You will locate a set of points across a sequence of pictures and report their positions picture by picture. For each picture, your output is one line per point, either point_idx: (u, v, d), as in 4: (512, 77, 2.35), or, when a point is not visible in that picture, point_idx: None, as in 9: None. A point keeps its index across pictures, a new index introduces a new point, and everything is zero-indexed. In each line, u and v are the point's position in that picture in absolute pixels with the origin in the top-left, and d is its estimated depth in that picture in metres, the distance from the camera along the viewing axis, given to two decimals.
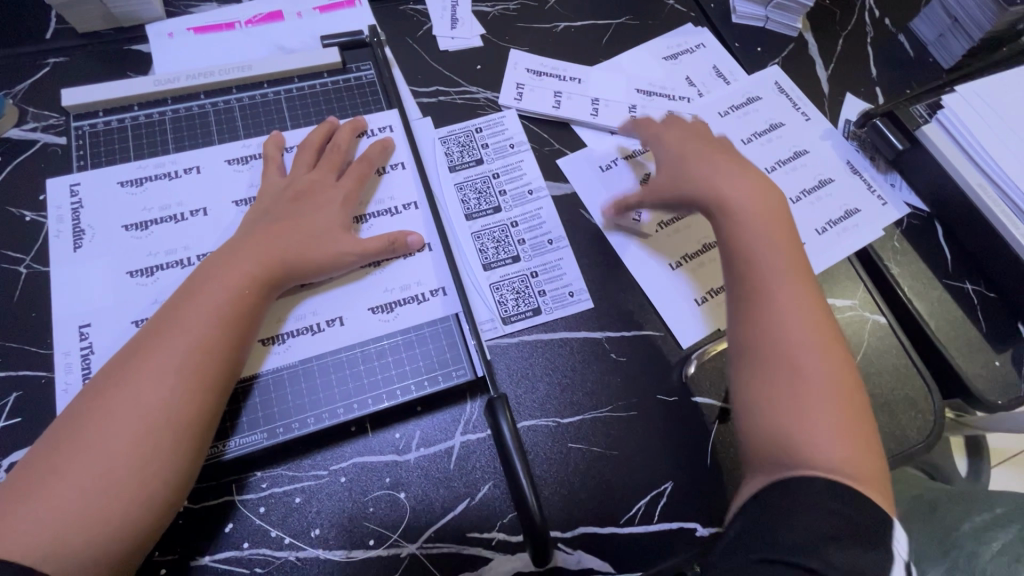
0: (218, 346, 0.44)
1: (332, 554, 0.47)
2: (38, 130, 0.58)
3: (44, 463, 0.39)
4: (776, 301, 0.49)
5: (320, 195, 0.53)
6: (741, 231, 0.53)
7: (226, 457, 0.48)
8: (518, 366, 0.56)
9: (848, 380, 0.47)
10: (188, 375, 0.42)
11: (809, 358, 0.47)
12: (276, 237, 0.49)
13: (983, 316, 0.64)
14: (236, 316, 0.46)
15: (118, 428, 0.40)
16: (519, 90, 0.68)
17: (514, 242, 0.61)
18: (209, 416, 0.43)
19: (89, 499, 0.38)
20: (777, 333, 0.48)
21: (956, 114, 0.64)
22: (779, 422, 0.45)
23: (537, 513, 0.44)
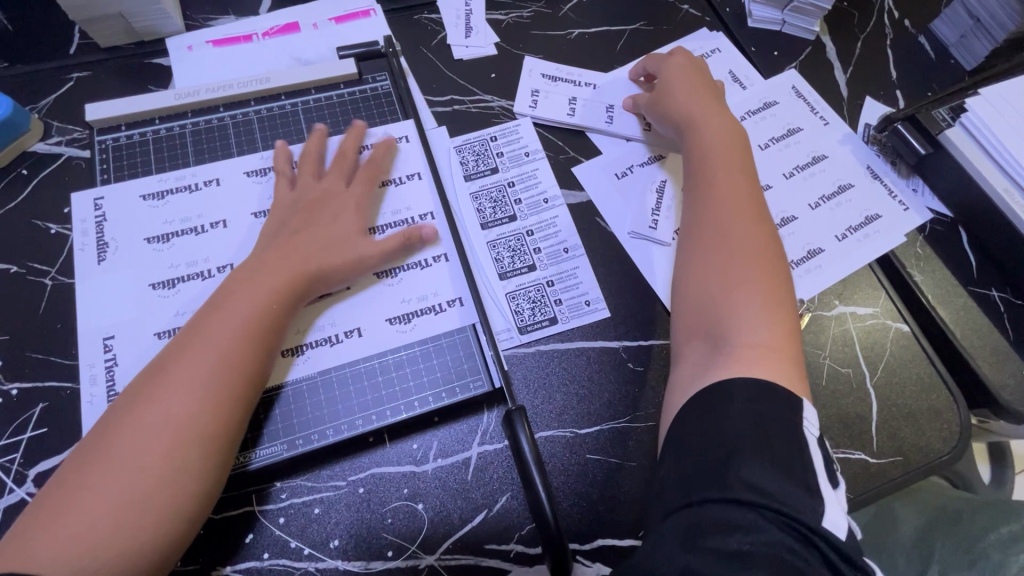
0: (242, 360, 0.44)
1: (350, 565, 0.47)
2: (63, 144, 0.60)
3: (75, 477, 0.40)
4: (722, 198, 0.55)
5: (330, 203, 0.53)
6: (704, 141, 0.59)
7: (250, 467, 0.48)
8: (535, 376, 0.56)
9: (781, 274, 0.51)
10: (214, 389, 0.43)
11: (744, 246, 0.52)
12: (295, 248, 0.50)
13: (1010, 323, 0.63)
14: (256, 328, 0.46)
15: (143, 446, 0.40)
16: (534, 97, 0.68)
17: (530, 251, 0.61)
18: (233, 432, 0.43)
19: (120, 513, 0.39)
20: (719, 224, 0.54)
21: (984, 120, 0.62)
22: (709, 296, 0.51)
23: (554, 525, 0.44)
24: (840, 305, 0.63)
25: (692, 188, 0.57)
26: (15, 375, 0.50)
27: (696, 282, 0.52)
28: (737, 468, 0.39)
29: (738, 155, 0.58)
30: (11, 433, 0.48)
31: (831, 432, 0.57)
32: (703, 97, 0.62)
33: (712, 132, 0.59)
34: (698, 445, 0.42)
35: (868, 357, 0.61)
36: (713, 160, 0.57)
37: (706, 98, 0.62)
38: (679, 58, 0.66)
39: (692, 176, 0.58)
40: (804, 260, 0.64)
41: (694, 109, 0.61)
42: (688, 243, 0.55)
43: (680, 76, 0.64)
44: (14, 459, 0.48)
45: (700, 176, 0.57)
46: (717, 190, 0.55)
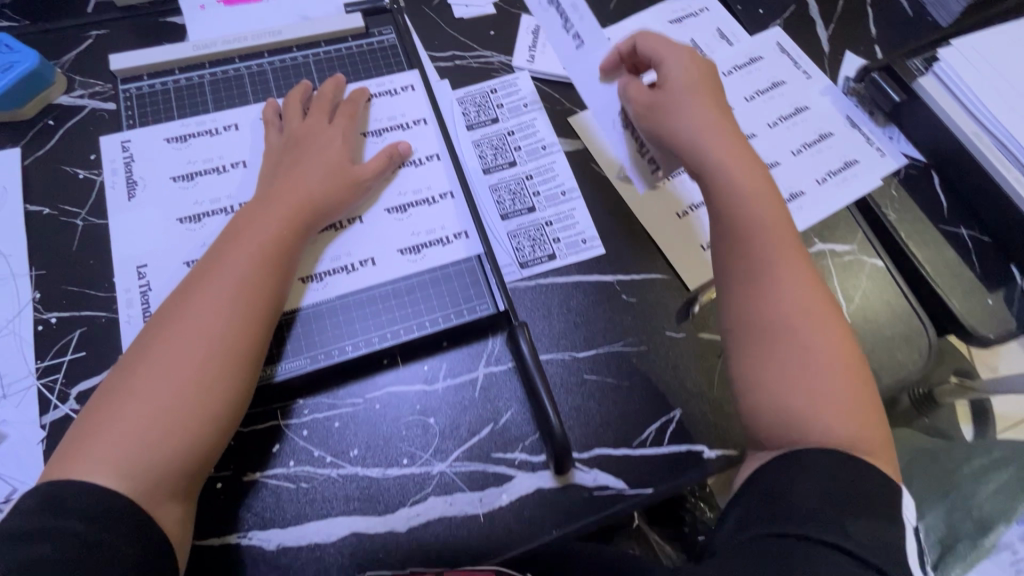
0: (265, 284, 0.48)
1: (369, 471, 0.51)
2: (86, 97, 0.63)
3: (115, 389, 0.44)
4: (780, 288, 0.51)
5: (317, 138, 0.56)
6: (743, 206, 0.53)
7: (277, 378, 0.52)
8: (536, 305, 0.60)
9: (852, 352, 0.50)
10: (241, 306, 0.47)
11: (812, 341, 0.49)
12: (296, 180, 0.53)
13: (977, 258, 0.68)
14: (277, 256, 0.50)
15: (176, 362, 0.44)
16: (531, 52, 0.71)
17: (530, 193, 0.65)
18: (260, 346, 0.47)
19: (162, 418, 0.43)
20: (780, 321, 0.50)
21: (965, 79, 0.66)
22: (789, 410, 0.48)
23: (558, 429, 0.50)
24: (820, 243, 0.67)
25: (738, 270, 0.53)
26: (54, 305, 0.54)
27: (767, 383, 0.49)
28: (823, 514, 0.41)
29: (780, 216, 0.53)
30: (53, 356, 0.52)
31: None
32: (726, 136, 0.56)
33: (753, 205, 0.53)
34: (772, 499, 0.43)
35: (845, 288, 0.65)
36: (762, 245, 0.52)
37: (726, 133, 0.56)
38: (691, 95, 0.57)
39: (742, 268, 0.52)
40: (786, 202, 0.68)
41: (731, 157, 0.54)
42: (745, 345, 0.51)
43: (699, 108, 0.56)
44: (57, 378, 0.52)
45: (751, 268, 0.52)
46: (771, 274, 0.51)
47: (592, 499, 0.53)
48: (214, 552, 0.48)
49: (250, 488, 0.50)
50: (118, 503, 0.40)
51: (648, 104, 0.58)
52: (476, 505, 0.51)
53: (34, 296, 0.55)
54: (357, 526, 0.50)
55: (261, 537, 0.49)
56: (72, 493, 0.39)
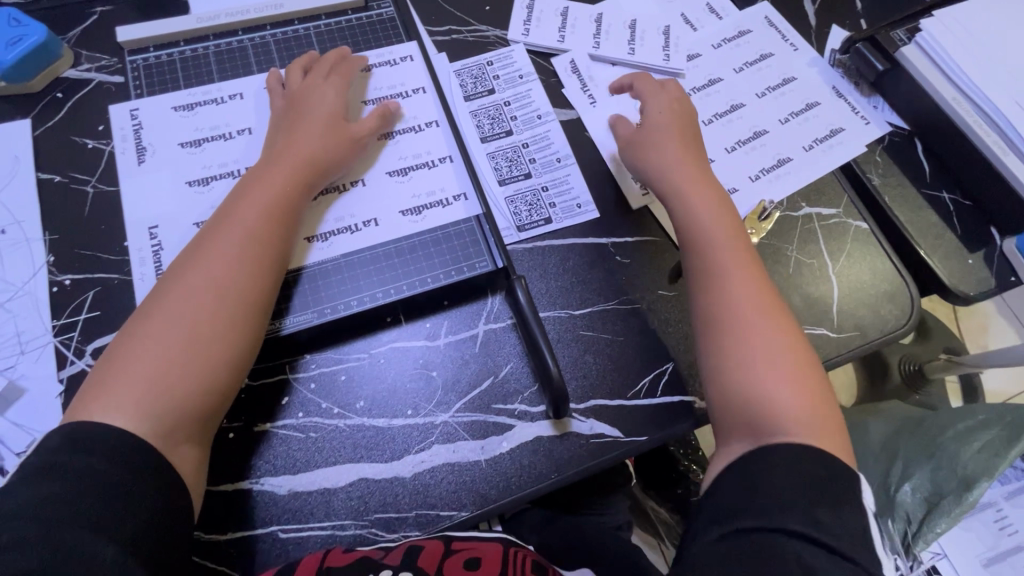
0: (270, 239, 0.51)
1: (375, 421, 0.54)
2: (92, 70, 0.64)
3: (129, 338, 0.46)
4: (737, 288, 0.55)
5: (315, 101, 0.58)
6: (698, 218, 0.58)
7: (283, 332, 0.54)
8: (534, 266, 0.62)
9: (809, 361, 0.53)
10: (247, 262, 0.49)
11: (774, 347, 0.52)
12: (298, 142, 0.55)
13: (958, 221, 0.71)
14: (281, 213, 0.52)
15: (189, 310, 0.46)
16: (526, 26, 0.73)
17: (526, 160, 0.67)
18: (266, 300, 0.49)
19: (174, 364, 0.45)
20: (745, 326, 0.53)
21: (945, 49, 0.69)
22: (745, 398, 0.51)
23: (558, 379, 0.52)
24: (807, 207, 0.70)
25: (702, 280, 0.56)
26: (67, 268, 0.56)
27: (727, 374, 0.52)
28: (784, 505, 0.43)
29: (730, 224, 0.58)
30: (68, 314, 0.54)
31: (798, 311, 0.65)
32: (687, 157, 0.62)
33: (707, 216, 0.58)
34: (738, 493, 0.46)
35: (831, 250, 0.68)
36: (717, 251, 0.57)
37: (692, 162, 0.62)
38: (658, 121, 0.64)
39: (699, 274, 0.57)
40: (773, 168, 0.70)
41: (697, 183, 0.60)
42: (712, 345, 0.54)
43: (671, 143, 0.62)
44: (73, 336, 0.54)
45: (709, 273, 0.56)
46: (736, 285, 0.55)
47: (589, 446, 0.55)
48: (228, 496, 0.51)
49: (261, 437, 0.52)
50: (137, 443, 0.42)
51: (627, 136, 0.65)
52: (478, 452, 0.54)
53: (49, 259, 0.56)
54: (364, 472, 0.52)
55: (272, 483, 0.51)
56: (95, 433, 0.41)
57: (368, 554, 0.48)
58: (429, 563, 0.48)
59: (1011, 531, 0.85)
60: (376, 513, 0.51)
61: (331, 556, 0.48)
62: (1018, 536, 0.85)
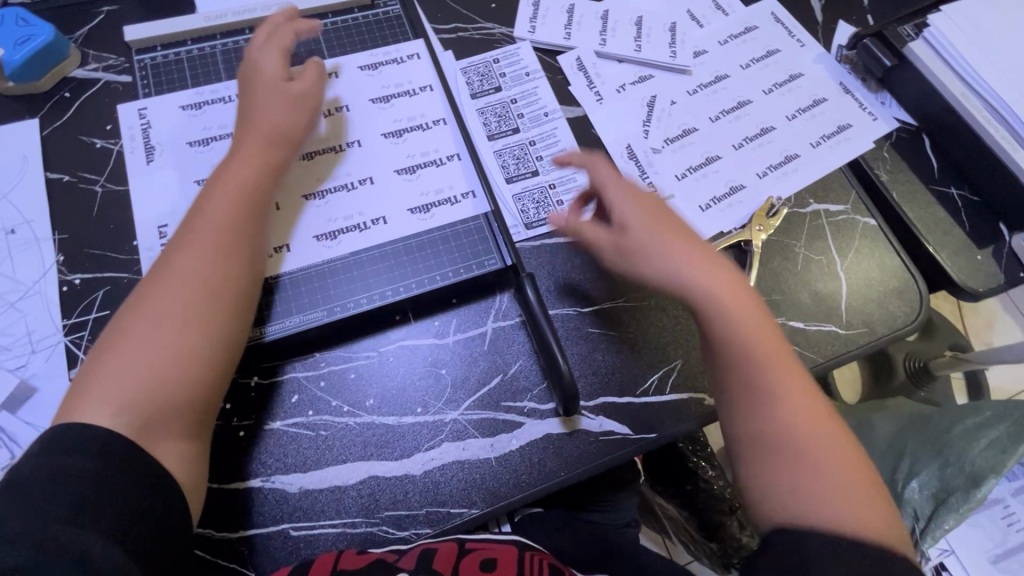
0: (241, 230, 0.50)
1: (385, 419, 0.54)
2: (100, 70, 0.64)
3: (107, 344, 0.45)
4: (768, 385, 0.51)
5: (266, 82, 0.56)
6: (718, 315, 0.52)
7: (267, 338, 0.54)
8: (542, 264, 0.62)
9: (856, 454, 0.50)
10: (216, 251, 0.48)
11: (824, 461, 0.49)
12: (258, 126, 0.54)
13: (966, 216, 0.70)
14: (252, 203, 0.52)
15: (164, 306, 0.46)
16: (532, 23, 0.73)
17: (533, 158, 0.67)
18: (241, 284, 0.49)
19: (154, 360, 0.44)
20: (793, 443, 0.49)
21: (953, 44, 0.68)
22: (791, 498, 0.48)
23: (568, 376, 0.53)
24: (814, 203, 0.69)
25: (738, 393, 0.51)
26: (77, 267, 0.56)
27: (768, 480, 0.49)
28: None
29: (752, 315, 0.52)
30: (79, 314, 0.55)
31: (806, 308, 0.65)
32: (686, 237, 0.55)
33: (730, 311, 0.52)
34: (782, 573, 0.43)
35: (839, 246, 0.68)
36: (743, 351, 0.51)
37: (697, 245, 0.55)
38: (636, 204, 0.55)
39: (727, 373, 0.52)
40: (781, 165, 0.70)
41: (709, 273, 0.53)
42: (763, 468, 0.50)
43: (661, 235, 0.54)
44: (83, 335, 0.54)
45: (737, 371, 0.51)
46: (779, 398, 0.50)
47: (599, 444, 0.55)
48: (239, 494, 0.51)
49: (272, 435, 0.53)
50: (121, 441, 0.42)
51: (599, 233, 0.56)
52: (488, 450, 0.54)
53: (58, 259, 0.57)
54: (374, 470, 0.52)
55: (283, 481, 0.52)
56: (78, 434, 0.41)
57: (382, 556, 0.48)
58: (444, 565, 0.48)
59: (1020, 527, 0.85)
60: (387, 510, 0.52)
61: (344, 558, 0.47)
62: None
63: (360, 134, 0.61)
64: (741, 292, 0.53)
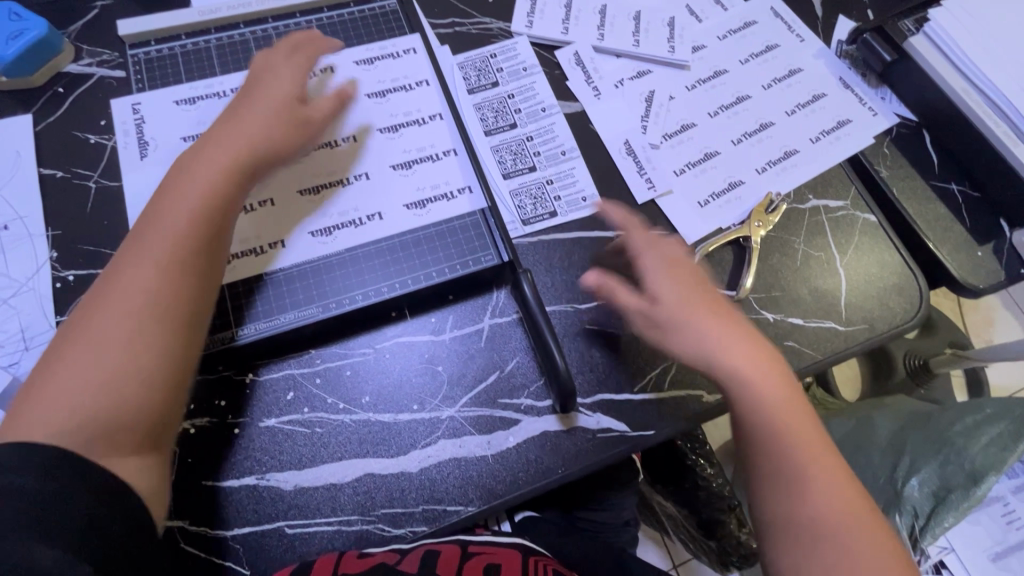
0: (196, 241, 0.47)
1: (381, 416, 0.54)
2: (94, 65, 0.64)
3: (53, 356, 0.43)
4: (795, 460, 0.51)
5: (268, 87, 0.55)
6: (747, 388, 0.52)
7: (239, 340, 0.53)
8: (540, 260, 0.62)
9: (884, 539, 0.50)
10: (169, 261, 0.45)
11: (854, 548, 0.49)
12: (237, 129, 0.52)
13: (967, 213, 0.70)
14: (210, 212, 0.48)
15: (104, 327, 0.43)
16: (530, 18, 0.72)
17: (530, 154, 0.66)
18: (195, 297, 0.46)
19: (96, 376, 0.41)
20: (824, 530, 0.49)
21: (955, 40, 0.68)
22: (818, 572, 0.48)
23: (565, 373, 0.52)
24: (814, 199, 0.69)
25: (767, 477, 0.52)
26: (71, 264, 0.56)
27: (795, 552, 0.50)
28: None
29: (780, 386, 0.53)
30: (73, 310, 0.54)
31: (806, 304, 0.64)
32: (718, 313, 0.55)
33: (758, 385, 0.52)
34: None
35: (839, 242, 0.67)
36: (771, 425, 0.51)
37: (728, 321, 0.54)
38: (672, 275, 0.56)
39: (755, 448, 0.52)
40: (780, 160, 0.70)
41: (747, 357, 0.53)
42: (790, 555, 0.50)
43: (699, 321, 0.54)
44: None
45: (765, 444, 0.52)
46: (812, 485, 0.50)
47: (596, 441, 0.55)
48: (234, 491, 0.51)
49: (267, 432, 0.52)
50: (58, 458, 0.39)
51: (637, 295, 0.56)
52: (485, 447, 0.53)
53: (52, 255, 0.56)
54: (371, 468, 0.52)
55: (278, 478, 0.51)
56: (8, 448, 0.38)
57: (382, 560, 0.47)
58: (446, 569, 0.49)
59: (1020, 525, 0.85)
60: (383, 508, 0.51)
61: (345, 562, 0.47)
62: None
63: (356, 130, 0.60)
64: (771, 362, 0.53)
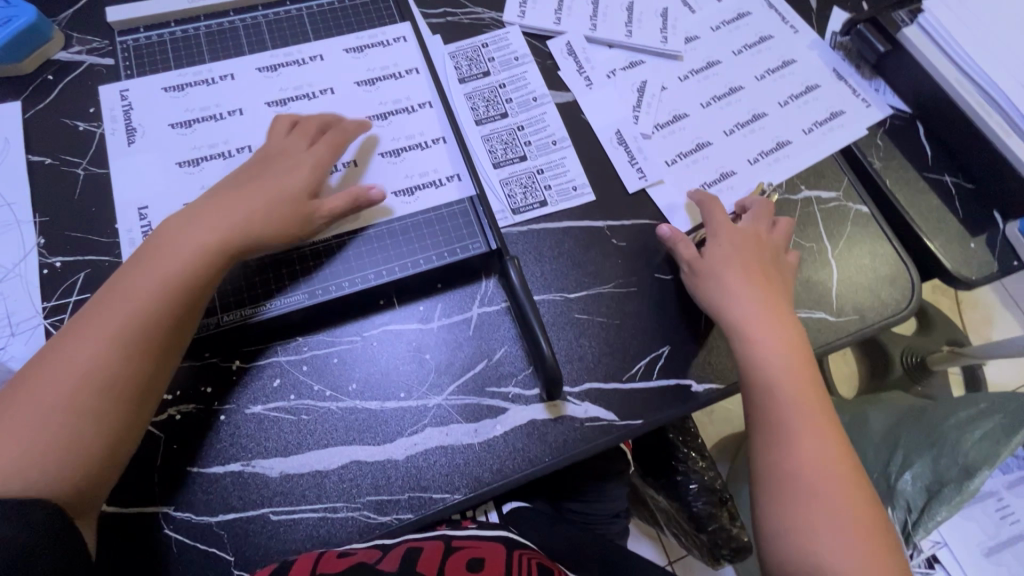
0: (163, 323, 0.47)
1: (367, 404, 0.53)
2: (83, 53, 0.63)
3: (6, 401, 0.44)
4: (794, 432, 0.54)
5: (287, 158, 0.55)
6: (764, 360, 0.55)
7: (250, 319, 0.53)
8: (530, 250, 0.61)
9: (867, 500, 0.53)
10: (127, 345, 0.46)
11: (840, 504, 0.52)
12: (233, 206, 0.51)
13: (960, 204, 0.70)
14: (179, 295, 0.48)
15: (47, 396, 0.44)
16: (522, 7, 0.72)
17: (521, 143, 0.66)
18: (148, 391, 0.47)
19: (34, 443, 0.43)
20: (814, 485, 0.53)
21: (949, 31, 0.67)
22: (803, 535, 0.52)
23: (552, 360, 0.52)
24: (806, 189, 0.69)
25: (768, 433, 0.55)
26: (58, 250, 0.56)
27: (785, 517, 0.53)
28: None
29: (796, 361, 0.56)
30: (59, 296, 0.54)
31: (796, 294, 0.64)
32: (756, 288, 0.58)
33: (775, 359, 0.55)
34: None
35: (831, 233, 0.67)
36: (782, 396, 0.55)
37: (760, 296, 0.58)
38: (723, 250, 0.60)
39: (763, 418, 0.55)
40: (772, 151, 0.69)
41: (769, 312, 0.57)
42: (779, 507, 0.53)
43: (728, 270, 0.59)
44: (62, 318, 0.54)
45: (772, 415, 0.55)
46: (810, 452, 0.54)
47: (583, 429, 0.55)
48: (218, 478, 0.51)
49: (253, 419, 0.52)
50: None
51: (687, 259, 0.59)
52: (471, 435, 0.53)
53: (39, 241, 0.56)
54: (357, 455, 0.52)
55: (264, 465, 0.51)
56: None
57: (362, 559, 0.47)
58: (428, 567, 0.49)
59: (1014, 520, 0.84)
60: (368, 496, 0.51)
61: (323, 561, 0.46)
62: (1019, 525, 0.84)
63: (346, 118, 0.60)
64: (794, 337, 0.57)
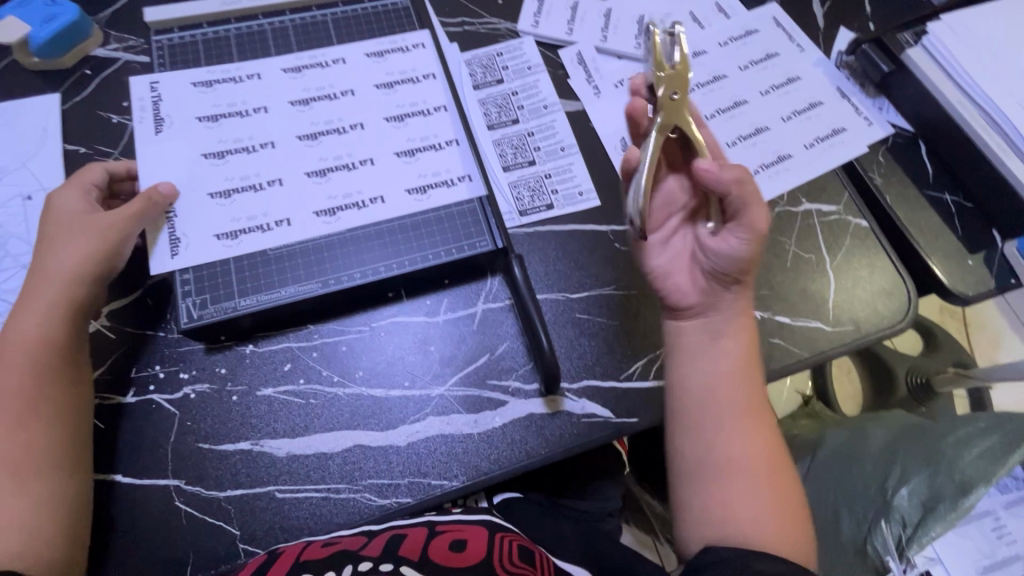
0: (37, 396, 0.49)
1: (373, 391, 0.56)
2: (120, 50, 0.67)
3: None
4: (713, 395, 0.54)
5: (69, 207, 0.56)
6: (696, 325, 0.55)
7: (260, 306, 0.55)
8: (534, 250, 0.64)
9: (779, 468, 0.53)
10: (31, 419, 0.49)
11: (747, 470, 0.52)
12: (48, 266, 0.53)
13: (959, 222, 0.71)
14: (40, 365, 0.50)
15: None
16: (536, 18, 0.75)
17: (531, 148, 0.68)
18: (66, 452, 0.49)
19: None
20: (723, 451, 0.53)
21: (952, 54, 0.69)
22: (710, 495, 0.52)
23: (551, 356, 0.54)
24: (807, 202, 0.70)
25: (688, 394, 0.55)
26: None
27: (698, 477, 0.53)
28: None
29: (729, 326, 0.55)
30: None
31: (793, 303, 0.66)
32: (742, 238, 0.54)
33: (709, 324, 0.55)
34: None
35: (829, 245, 0.69)
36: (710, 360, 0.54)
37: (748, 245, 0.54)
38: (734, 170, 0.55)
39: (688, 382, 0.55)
40: (774, 164, 0.71)
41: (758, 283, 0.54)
42: (689, 464, 0.54)
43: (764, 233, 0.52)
44: None
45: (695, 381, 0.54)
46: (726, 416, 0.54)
47: (580, 425, 0.56)
48: (229, 455, 0.53)
49: (266, 400, 0.55)
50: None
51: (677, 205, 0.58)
52: (472, 425, 0.55)
53: None
54: (361, 440, 0.54)
55: (272, 445, 0.54)
56: None
57: (346, 546, 0.48)
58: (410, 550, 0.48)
59: (1010, 540, 0.85)
60: (369, 479, 0.53)
61: (309, 550, 0.48)
62: (1016, 546, 0.84)
63: (363, 118, 0.63)
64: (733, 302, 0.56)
